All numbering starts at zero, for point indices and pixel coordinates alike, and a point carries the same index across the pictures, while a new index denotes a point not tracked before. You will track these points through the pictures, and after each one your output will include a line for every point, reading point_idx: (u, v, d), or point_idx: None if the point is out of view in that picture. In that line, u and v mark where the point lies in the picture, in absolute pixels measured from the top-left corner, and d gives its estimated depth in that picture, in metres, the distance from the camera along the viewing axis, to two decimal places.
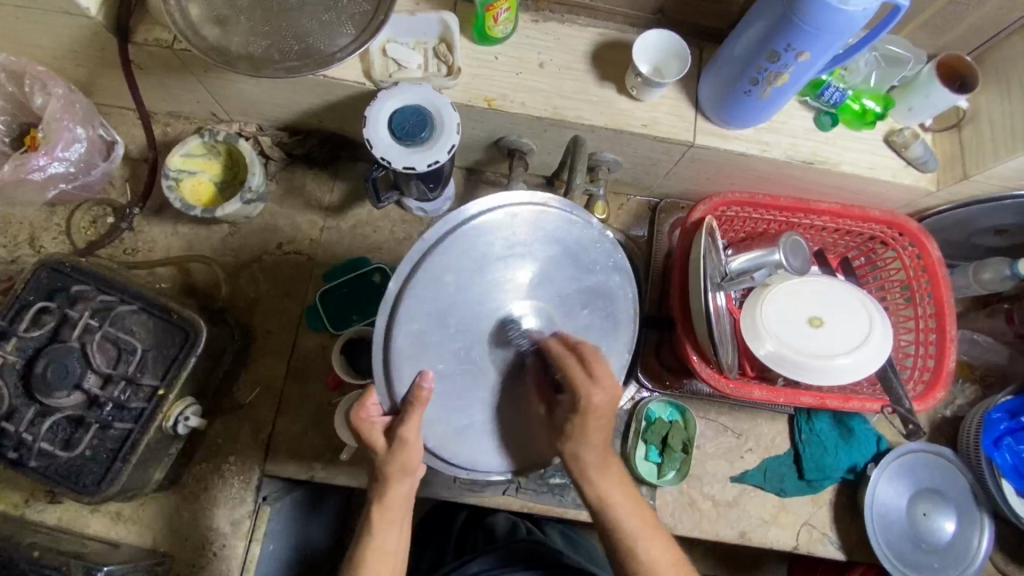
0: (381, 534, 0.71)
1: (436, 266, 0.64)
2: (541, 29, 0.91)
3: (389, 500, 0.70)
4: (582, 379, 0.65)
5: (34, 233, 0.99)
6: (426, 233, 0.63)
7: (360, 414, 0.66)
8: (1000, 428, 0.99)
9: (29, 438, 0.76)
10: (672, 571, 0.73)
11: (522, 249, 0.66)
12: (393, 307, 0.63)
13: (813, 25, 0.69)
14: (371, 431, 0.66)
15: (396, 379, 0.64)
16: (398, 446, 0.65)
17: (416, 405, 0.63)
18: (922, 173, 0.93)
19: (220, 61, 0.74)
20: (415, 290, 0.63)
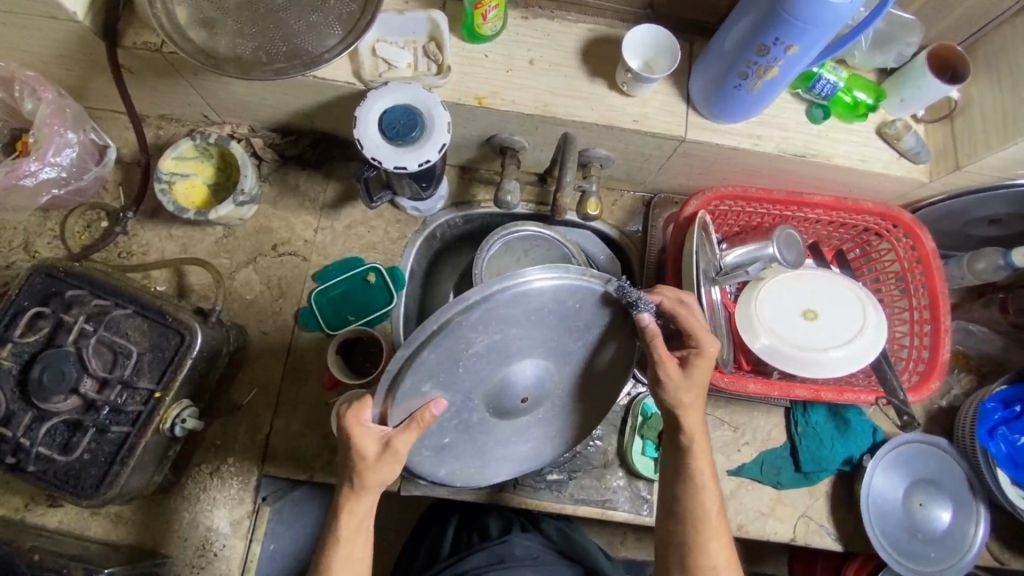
0: (347, 544, 0.71)
1: (419, 378, 0.65)
2: (531, 26, 0.91)
3: (364, 507, 0.71)
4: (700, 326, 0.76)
5: (28, 238, 0.99)
6: (400, 349, 0.62)
7: (351, 418, 0.67)
8: (994, 417, 0.99)
9: (26, 443, 0.77)
10: None
11: (494, 334, 0.66)
12: (388, 399, 0.66)
13: (801, 18, 0.69)
14: (360, 436, 0.67)
15: (391, 418, 0.67)
16: (387, 456, 0.67)
17: (412, 424, 0.67)
18: (915, 164, 0.93)
19: (207, 64, 0.74)
20: (409, 400, 0.67)
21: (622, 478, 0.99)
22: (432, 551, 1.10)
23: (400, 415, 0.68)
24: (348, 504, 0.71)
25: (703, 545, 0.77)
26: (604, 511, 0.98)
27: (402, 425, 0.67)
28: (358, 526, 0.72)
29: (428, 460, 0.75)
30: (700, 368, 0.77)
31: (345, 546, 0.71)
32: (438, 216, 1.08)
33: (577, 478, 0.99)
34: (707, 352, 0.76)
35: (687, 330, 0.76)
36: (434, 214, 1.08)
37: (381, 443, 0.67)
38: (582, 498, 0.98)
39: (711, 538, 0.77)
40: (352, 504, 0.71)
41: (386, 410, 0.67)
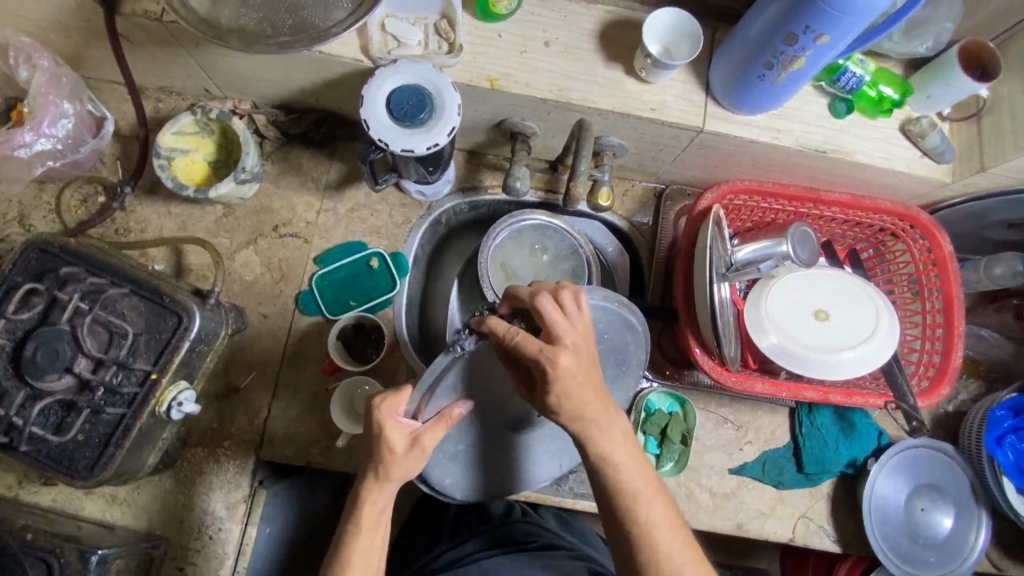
0: (364, 536, 0.69)
1: (460, 377, 0.67)
2: (547, 6, 0.87)
3: (386, 500, 0.69)
4: (541, 345, 0.62)
5: (23, 210, 0.97)
6: (459, 342, 0.63)
7: (383, 409, 0.66)
8: (1004, 426, 0.97)
9: (19, 422, 0.75)
10: (673, 544, 0.68)
11: (531, 344, 0.71)
12: (429, 390, 0.65)
13: (834, 5, 0.65)
14: (390, 429, 0.66)
15: (425, 407, 0.67)
16: (415, 452, 0.66)
17: (441, 421, 0.67)
18: (938, 163, 0.90)
19: (210, 35, 0.70)
20: (443, 398, 0.67)
21: None
22: (427, 539, 1.09)
23: (431, 413, 0.68)
24: (370, 495, 0.68)
25: (655, 551, 0.67)
26: None
27: (432, 420, 0.67)
28: (379, 518, 0.69)
29: (446, 468, 0.76)
30: (576, 382, 0.63)
31: (367, 538, 0.69)
32: (444, 202, 1.05)
33: (578, 472, 0.98)
34: (567, 370, 0.62)
35: (535, 354, 0.62)
36: (440, 199, 1.05)
37: (409, 439, 0.67)
38: (581, 492, 0.97)
39: (668, 550, 0.67)
40: (373, 496, 0.68)
41: (421, 406, 0.67)
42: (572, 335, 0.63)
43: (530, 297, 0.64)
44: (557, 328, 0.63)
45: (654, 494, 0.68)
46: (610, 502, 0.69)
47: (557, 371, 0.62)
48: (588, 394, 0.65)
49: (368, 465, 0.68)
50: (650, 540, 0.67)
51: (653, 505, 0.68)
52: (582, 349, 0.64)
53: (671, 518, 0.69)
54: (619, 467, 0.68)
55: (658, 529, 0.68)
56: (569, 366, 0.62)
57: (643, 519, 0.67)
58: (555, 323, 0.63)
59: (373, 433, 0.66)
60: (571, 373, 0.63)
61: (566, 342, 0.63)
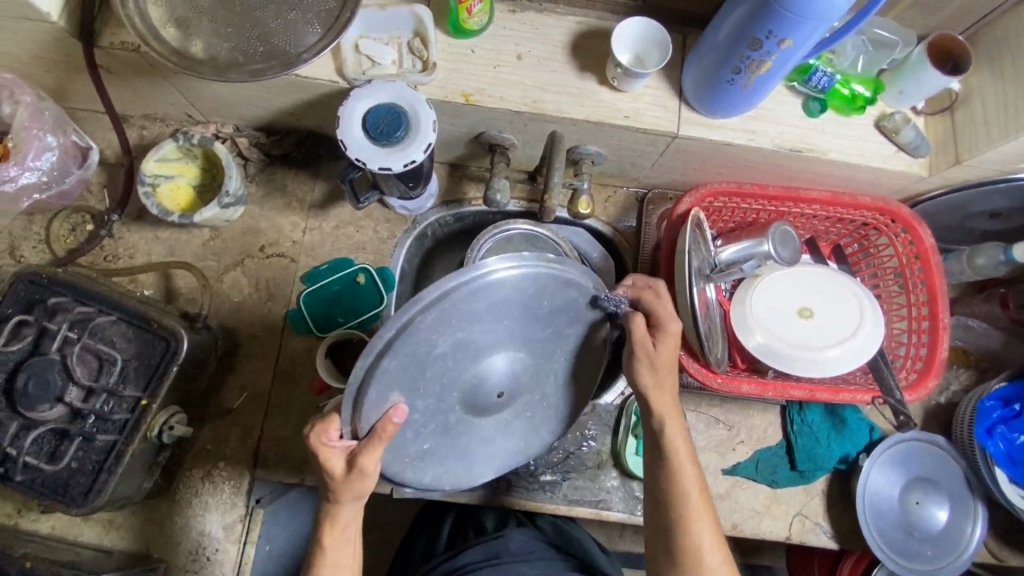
0: (334, 550, 0.73)
1: (389, 380, 0.63)
2: (519, 20, 0.89)
3: (345, 517, 0.72)
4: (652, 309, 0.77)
5: (13, 242, 0.98)
6: (373, 340, 0.60)
7: (317, 436, 0.66)
8: (993, 416, 0.98)
9: (12, 452, 0.76)
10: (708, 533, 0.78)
11: (458, 332, 0.64)
12: (358, 392, 0.63)
13: (794, 10, 0.66)
14: (328, 454, 0.66)
15: (359, 416, 0.64)
16: (356, 474, 0.66)
17: (376, 438, 0.64)
18: (915, 158, 0.90)
19: (182, 65, 0.72)
20: (376, 407, 0.64)
21: (616, 478, 0.98)
22: (425, 552, 1.08)
23: (366, 429, 0.66)
24: (332, 514, 0.71)
25: (693, 543, 0.77)
26: (598, 512, 0.97)
27: (364, 444, 0.65)
28: (346, 530, 0.73)
29: (413, 467, 0.75)
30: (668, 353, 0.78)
31: (334, 552, 0.73)
32: (428, 215, 1.06)
33: (571, 479, 0.98)
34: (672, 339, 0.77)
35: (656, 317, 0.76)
36: (424, 213, 1.06)
37: (348, 462, 0.67)
38: (575, 499, 0.97)
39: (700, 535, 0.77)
40: (334, 516, 0.71)
41: (354, 425, 0.65)
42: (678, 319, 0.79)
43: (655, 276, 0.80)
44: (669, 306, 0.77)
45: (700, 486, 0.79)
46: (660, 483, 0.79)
47: (667, 331, 0.77)
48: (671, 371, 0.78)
49: (321, 486, 0.70)
50: (687, 528, 0.77)
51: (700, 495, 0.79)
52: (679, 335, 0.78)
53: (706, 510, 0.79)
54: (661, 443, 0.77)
55: (695, 515, 0.78)
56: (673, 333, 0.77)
57: (690, 504, 0.78)
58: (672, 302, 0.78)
59: (313, 458, 0.67)
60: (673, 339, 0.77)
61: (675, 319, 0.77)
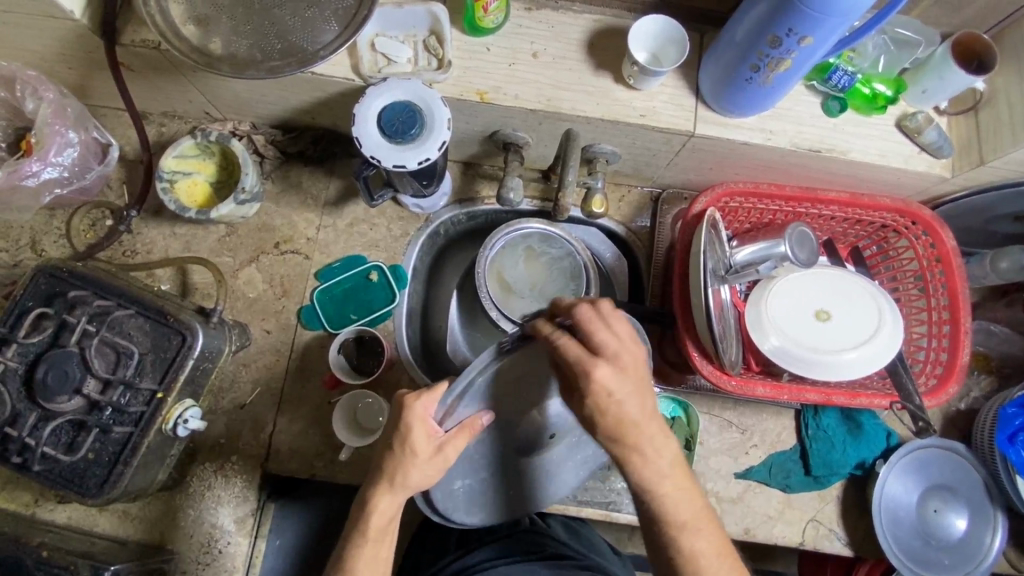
0: (369, 545, 0.68)
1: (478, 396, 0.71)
2: (535, 18, 0.88)
3: (389, 509, 0.68)
4: (582, 351, 0.63)
5: (35, 236, 1.00)
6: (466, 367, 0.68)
7: (417, 409, 0.67)
8: (1014, 424, 0.94)
9: (31, 442, 0.77)
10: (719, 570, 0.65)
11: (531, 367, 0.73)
12: (448, 410, 0.69)
13: (817, 8, 0.65)
14: (418, 431, 0.67)
15: (453, 407, 0.69)
16: (438, 459, 0.67)
17: (464, 430, 0.69)
18: (937, 158, 0.89)
19: (201, 63, 0.73)
20: (466, 407, 0.70)
21: (626, 480, 0.98)
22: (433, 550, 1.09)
23: (455, 420, 0.70)
24: (379, 502, 0.68)
25: None
26: (608, 513, 0.96)
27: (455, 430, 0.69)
28: (386, 527, 0.69)
29: (457, 501, 0.78)
30: (615, 398, 0.63)
31: (371, 547, 0.68)
32: (441, 214, 1.07)
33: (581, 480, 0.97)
34: (602, 385, 0.62)
35: (573, 359, 0.63)
36: (437, 211, 1.06)
37: (434, 445, 0.68)
38: (585, 500, 0.96)
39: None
40: (381, 504, 0.68)
41: (448, 412, 0.69)
42: (615, 346, 0.63)
43: (569, 307, 0.66)
44: (595, 338, 0.63)
45: (699, 524, 0.65)
46: (654, 527, 0.66)
47: (594, 378, 0.62)
48: (629, 404, 0.63)
49: (384, 470, 0.68)
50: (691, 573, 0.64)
51: (698, 536, 0.65)
52: (628, 367, 0.64)
53: (715, 546, 0.66)
54: (655, 492, 0.65)
55: (703, 558, 0.65)
56: (605, 375, 0.62)
57: (686, 548, 0.65)
58: (594, 334, 0.64)
59: (400, 433, 0.67)
60: (613, 382, 0.63)
61: (606, 352, 0.63)
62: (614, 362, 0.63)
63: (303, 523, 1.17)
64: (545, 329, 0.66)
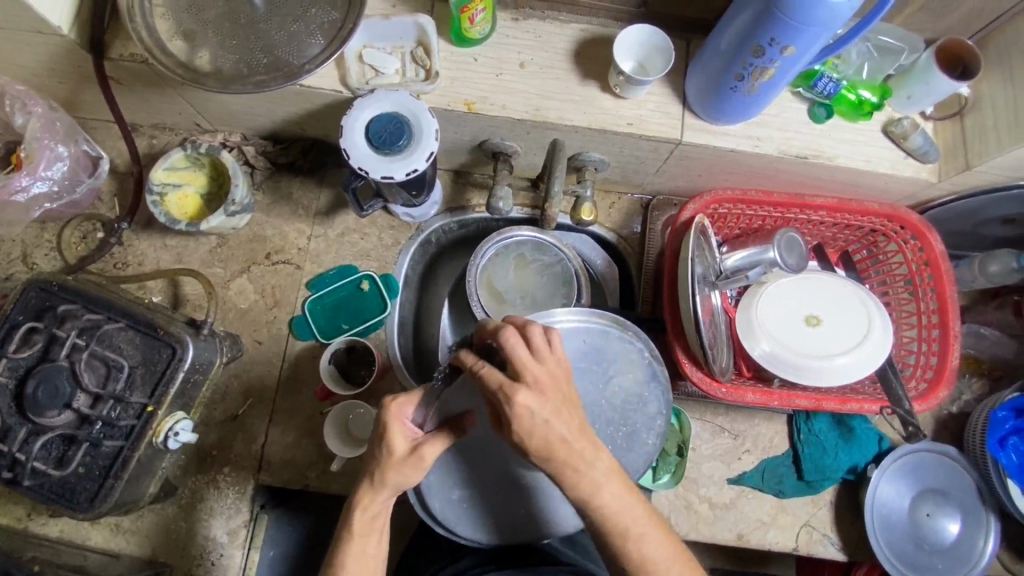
0: (358, 542, 0.67)
1: None
2: (522, 28, 0.89)
3: (377, 506, 0.67)
4: (504, 380, 0.61)
5: (26, 250, 1.00)
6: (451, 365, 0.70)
7: (393, 410, 0.66)
8: (1006, 427, 0.95)
9: (21, 457, 0.77)
10: (671, 574, 0.64)
11: None
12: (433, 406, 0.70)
13: (797, 18, 0.66)
14: (395, 431, 0.66)
15: (436, 407, 0.70)
16: (413, 459, 0.65)
17: (445, 431, 0.67)
18: (923, 163, 0.89)
19: (188, 78, 0.73)
20: (449, 408, 0.70)
21: None
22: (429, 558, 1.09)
23: (437, 423, 0.69)
24: (363, 500, 0.67)
25: None
26: None
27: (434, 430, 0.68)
28: (371, 523, 0.68)
29: (457, 512, 0.79)
30: (540, 420, 0.61)
31: (359, 544, 0.67)
32: (432, 222, 1.07)
33: None
34: (524, 408, 0.60)
35: (498, 386, 0.61)
36: (428, 220, 1.07)
37: (411, 445, 0.66)
38: None
39: None
40: (366, 502, 0.67)
41: (428, 414, 0.69)
42: (534, 370, 0.62)
43: (494, 330, 0.64)
44: (520, 362, 0.62)
45: (647, 529, 0.65)
46: (604, 538, 0.66)
47: (516, 404, 0.60)
48: (556, 427, 0.62)
49: (366, 468, 0.67)
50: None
51: (648, 542, 0.65)
52: (548, 388, 0.62)
53: (668, 551, 0.65)
54: (603, 511, 0.64)
55: (653, 563, 0.64)
56: (528, 401, 0.61)
57: (636, 556, 0.64)
58: (519, 358, 0.62)
59: (379, 432, 0.66)
60: (537, 412, 0.61)
61: (527, 378, 0.62)
62: (539, 376, 0.62)
63: (297, 533, 1.17)
64: (467, 360, 0.64)
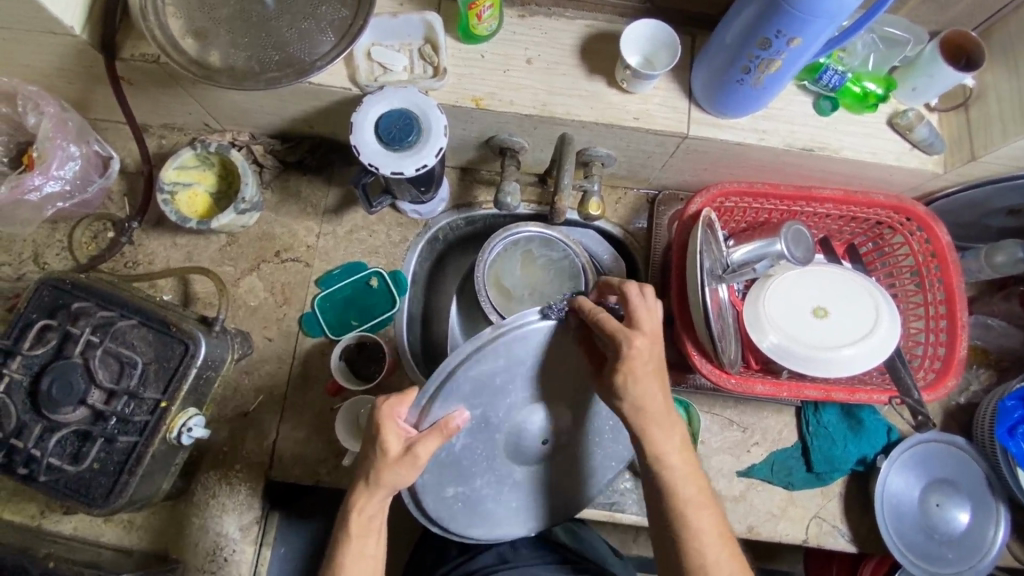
0: (358, 542, 0.68)
1: (456, 396, 0.70)
2: (528, 24, 0.90)
3: (373, 507, 0.68)
4: (620, 326, 0.69)
5: (38, 249, 1.01)
6: (446, 359, 0.69)
7: (385, 410, 0.67)
8: (1014, 416, 0.95)
9: (37, 454, 0.78)
10: (719, 549, 0.68)
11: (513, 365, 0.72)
12: (427, 401, 0.69)
13: (803, 9, 0.66)
14: (388, 430, 0.66)
15: (427, 404, 0.69)
16: (407, 459, 0.66)
17: (436, 431, 0.67)
18: (929, 155, 0.90)
19: (200, 75, 0.74)
20: (443, 407, 0.69)
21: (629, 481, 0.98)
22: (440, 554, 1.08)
23: (429, 422, 0.68)
24: (360, 500, 0.68)
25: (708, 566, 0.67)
26: (612, 514, 0.96)
27: (427, 430, 0.67)
28: (368, 524, 0.69)
29: (453, 511, 0.75)
30: (643, 370, 0.69)
31: (356, 545, 0.68)
32: (440, 219, 1.08)
33: None
34: (638, 352, 0.68)
35: (613, 332, 0.69)
36: (436, 216, 1.07)
37: (404, 446, 0.66)
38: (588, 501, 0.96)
39: (717, 557, 0.67)
40: (363, 503, 0.68)
41: (422, 414, 0.69)
42: (649, 323, 0.71)
43: (619, 284, 0.74)
44: (636, 316, 0.71)
45: (703, 503, 0.69)
46: (662, 503, 0.70)
47: (631, 347, 0.68)
48: (650, 384, 0.70)
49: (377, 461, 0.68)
50: (696, 548, 0.68)
51: (702, 514, 0.69)
52: (655, 338, 0.70)
53: (717, 526, 0.69)
54: (670, 472, 0.70)
55: (704, 537, 0.68)
56: (640, 346, 0.69)
57: (691, 525, 0.68)
58: (637, 312, 0.71)
59: (372, 432, 0.67)
60: (643, 356, 0.69)
61: (642, 328, 0.70)
62: (646, 334, 0.70)
63: (308, 529, 1.18)
64: (586, 305, 0.72)
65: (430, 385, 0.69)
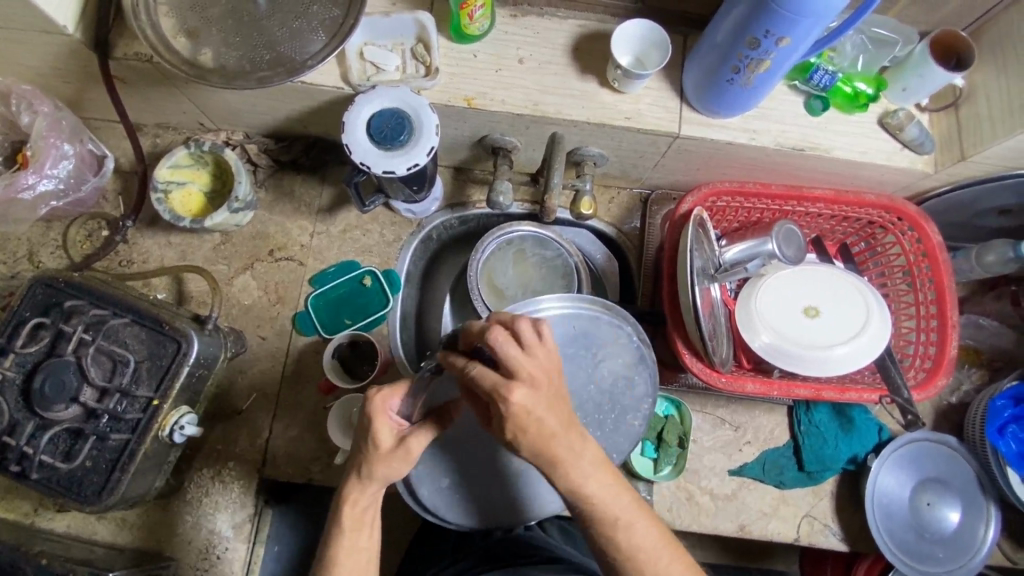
0: (349, 537, 0.67)
1: (448, 389, 0.70)
2: (520, 24, 0.90)
3: (366, 500, 0.67)
4: (496, 380, 0.57)
5: (32, 248, 1.01)
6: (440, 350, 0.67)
7: (377, 402, 0.65)
8: (1005, 415, 0.96)
9: (29, 451, 0.78)
10: (670, 564, 0.63)
11: None
12: (420, 394, 0.68)
13: (791, 9, 0.66)
14: (379, 425, 0.65)
15: (417, 398, 0.68)
16: (400, 453, 0.66)
17: (430, 424, 0.67)
18: (919, 154, 0.90)
19: (192, 74, 0.74)
20: (435, 399, 0.69)
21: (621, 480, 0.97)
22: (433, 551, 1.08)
23: (422, 414, 0.69)
24: (352, 493, 0.67)
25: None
26: None
27: (420, 424, 0.67)
28: (361, 518, 0.68)
29: (446, 498, 0.81)
30: (533, 418, 0.58)
31: (350, 538, 0.67)
32: (433, 218, 1.08)
33: None
34: (520, 407, 0.57)
35: (492, 387, 0.57)
36: (429, 216, 1.07)
37: (397, 439, 0.66)
38: None
39: (664, 572, 0.63)
40: (355, 495, 0.67)
41: (414, 406, 0.68)
42: (530, 367, 0.58)
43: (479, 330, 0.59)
44: (512, 362, 0.57)
45: (637, 517, 0.63)
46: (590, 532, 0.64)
47: (511, 403, 0.57)
48: (546, 425, 0.59)
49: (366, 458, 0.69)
50: (635, 569, 0.63)
51: (641, 529, 0.63)
52: (540, 382, 0.58)
53: (659, 537, 0.64)
54: (592, 501, 0.62)
55: (644, 553, 0.63)
56: (522, 398, 0.57)
57: (625, 546, 0.63)
58: (508, 358, 0.57)
59: (364, 425, 0.65)
60: (528, 407, 0.57)
61: (521, 376, 0.58)
62: (536, 369, 0.59)
63: (302, 526, 1.18)
64: (456, 362, 0.60)
65: (423, 378, 0.68)
